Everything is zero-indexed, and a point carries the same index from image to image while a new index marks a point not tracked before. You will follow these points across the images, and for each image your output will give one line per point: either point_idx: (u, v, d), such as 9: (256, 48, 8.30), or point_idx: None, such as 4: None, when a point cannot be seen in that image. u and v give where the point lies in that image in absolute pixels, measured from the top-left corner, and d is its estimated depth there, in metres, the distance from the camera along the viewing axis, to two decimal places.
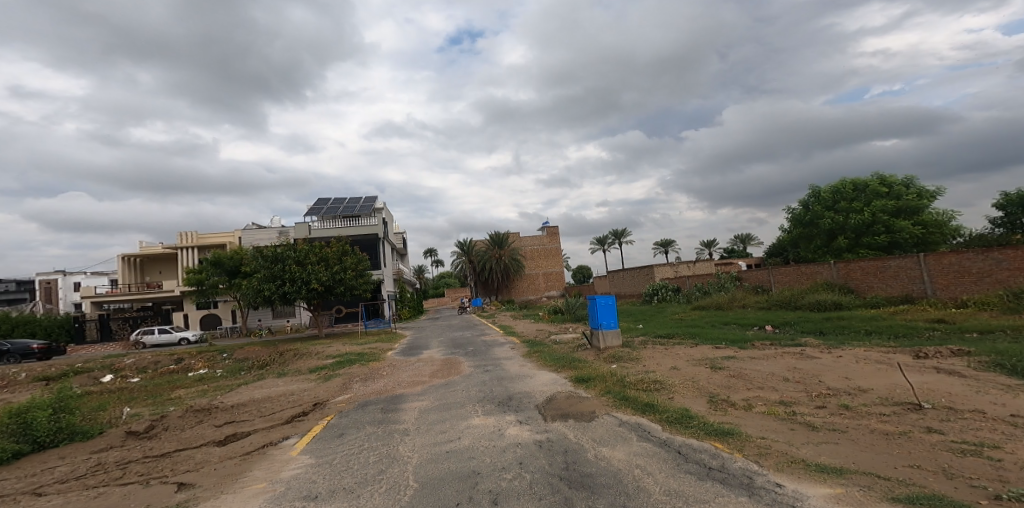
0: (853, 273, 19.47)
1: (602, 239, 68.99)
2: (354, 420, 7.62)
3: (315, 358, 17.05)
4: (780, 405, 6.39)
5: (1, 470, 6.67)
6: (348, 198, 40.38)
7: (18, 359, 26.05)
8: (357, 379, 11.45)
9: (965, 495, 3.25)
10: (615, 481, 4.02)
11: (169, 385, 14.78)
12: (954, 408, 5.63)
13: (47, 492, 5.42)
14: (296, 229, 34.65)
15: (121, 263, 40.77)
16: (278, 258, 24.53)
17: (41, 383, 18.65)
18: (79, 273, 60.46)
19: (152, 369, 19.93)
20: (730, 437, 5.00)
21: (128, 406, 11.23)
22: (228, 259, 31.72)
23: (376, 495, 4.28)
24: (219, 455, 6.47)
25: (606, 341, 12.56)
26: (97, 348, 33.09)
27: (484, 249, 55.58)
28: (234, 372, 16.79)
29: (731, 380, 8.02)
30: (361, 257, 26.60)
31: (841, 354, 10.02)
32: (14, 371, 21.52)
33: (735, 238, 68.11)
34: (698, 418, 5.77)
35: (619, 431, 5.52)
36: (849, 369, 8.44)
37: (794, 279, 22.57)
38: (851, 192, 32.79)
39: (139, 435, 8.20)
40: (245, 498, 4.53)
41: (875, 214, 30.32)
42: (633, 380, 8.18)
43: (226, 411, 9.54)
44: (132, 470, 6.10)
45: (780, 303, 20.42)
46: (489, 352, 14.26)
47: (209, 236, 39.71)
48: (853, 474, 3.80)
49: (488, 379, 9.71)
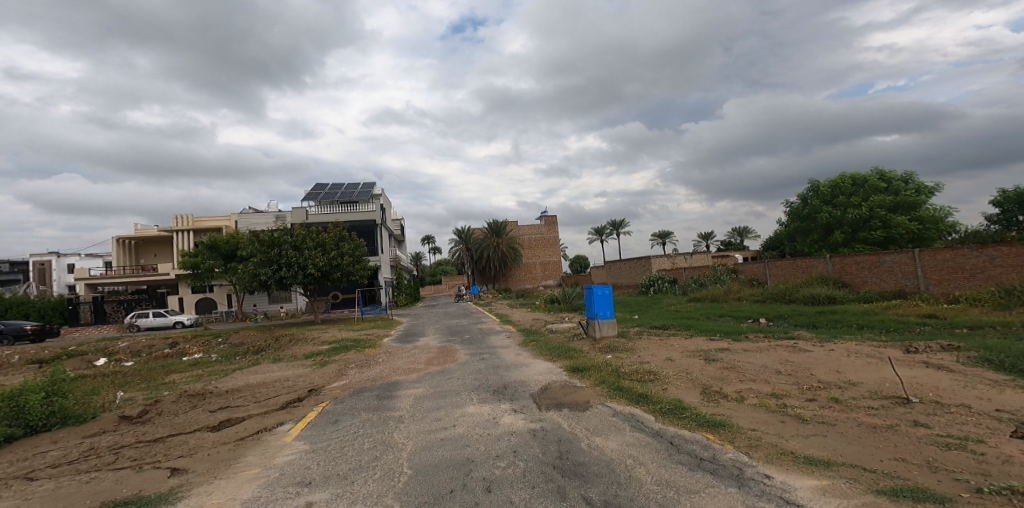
0: (848, 267, 19.59)
1: (599, 229, 68.89)
2: (349, 407, 7.66)
3: (311, 344, 17.10)
4: (771, 397, 6.46)
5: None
6: (346, 184, 40.18)
7: (12, 340, 26.03)
8: (353, 365, 11.51)
9: (947, 488, 3.32)
10: (607, 471, 4.08)
11: (163, 370, 14.79)
12: (941, 402, 5.72)
13: (39, 477, 5.46)
14: (294, 215, 34.51)
15: (116, 245, 40.56)
16: (275, 243, 24.43)
17: (34, 366, 18.65)
18: (73, 254, 59.97)
19: (146, 353, 19.95)
20: (722, 428, 5.07)
21: (122, 390, 11.26)
22: (224, 244, 31.48)
23: (370, 481, 4.35)
24: (212, 440, 6.51)
25: (603, 331, 12.62)
26: (91, 331, 33.03)
27: (483, 237, 55.46)
28: (229, 357, 16.85)
29: (724, 372, 8.09)
30: (359, 244, 26.52)
31: (834, 348, 10.12)
32: (8, 353, 21.54)
33: (733, 231, 68.41)
34: (691, 410, 5.83)
35: (613, 421, 5.58)
36: (841, 363, 8.53)
37: (790, 272, 22.65)
38: (850, 187, 32.80)
39: (132, 420, 8.25)
40: (239, 484, 4.57)
41: (873, 209, 30.32)
42: (628, 370, 8.26)
43: (220, 397, 9.58)
44: (125, 455, 6.14)
45: (774, 296, 20.58)
46: (485, 341, 14.35)
47: (205, 219, 39.52)
48: (840, 466, 3.87)
49: (483, 367, 9.78)
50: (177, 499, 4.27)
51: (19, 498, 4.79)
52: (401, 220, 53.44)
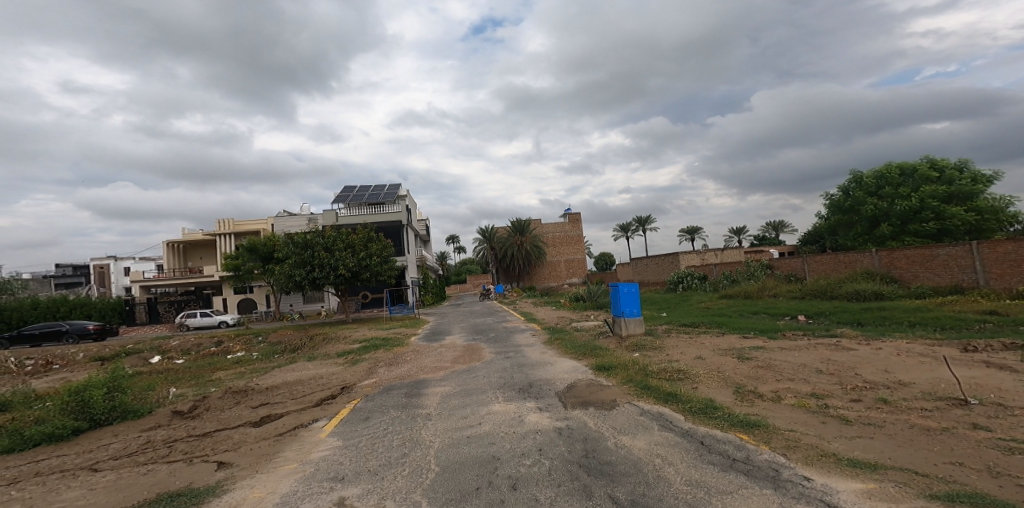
0: (896, 261, 18.46)
1: (624, 226, 67.47)
2: (379, 404, 7.79)
3: (342, 343, 17.52)
4: (812, 397, 6.11)
5: (64, 446, 7.19)
6: (373, 186, 41.07)
7: (76, 339, 27.91)
8: (383, 363, 11.70)
9: (1010, 495, 3.03)
10: (635, 471, 3.95)
11: (209, 367, 15.51)
12: (1005, 404, 5.25)
13: (102, 468, 5.78)
14: (324, 217, 35.60)
15: (166, 249, 42.93)
16: (308, 245, 25.13)
17: (97, 363, 19.98)
18: (129, 258, 64.14)
19: (195, 351, 21.03)
20: (757, 428, 4.83)
21: (174, 387, 11.88)
22: (262, 246, 32.73)
23: (399, 478, 4.36)
24: (254, 435, 6.74)
25: (629, 329, 12.35)
26: (146, 330, 35.12)
27: (507, 236, 55.45)
28: (267, 355, 17.55)
29: (759, 371, 7.75)
30: (387, 244, 26.97)
31: (881, 346, 9.54)
32: (73, 351, 23.17)
33: (766, 225, 65.52)
34: (723, 409, 5.60)
35: (641, 420, 5.41)
36: (889, 362, 8.02)
37: (832, 267, 21.51)
38: (897, 177, 31.02)
39: (183, 415, 8.67)
40: (278, 478, 4.68)
41: (923, 200, 28.51)
42: (656, 369, 8.01)
43: (261, 394, 9.94)
44: (177, 448, 6.44)
45: (814, 293, 19.61)
46: (509, 339, 14.30)
47: (244, 222, 41.20)
48: (888, 469, 3.60)
49: (509, 365, 9.77)
50: (223, 492, 4.41)
51: (86, 487, 5.09)
52: (426, 221, 54.21)
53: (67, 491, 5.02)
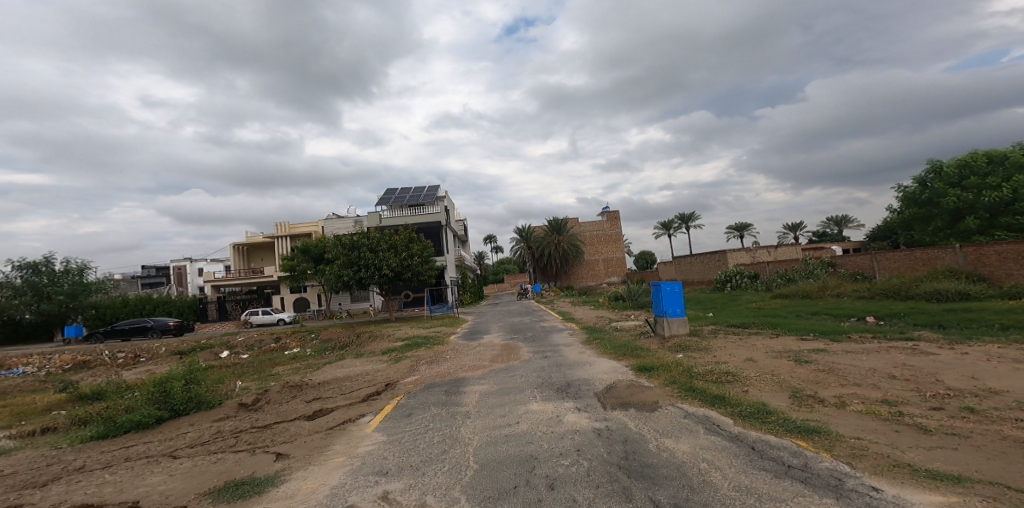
0: (985, 258, 16.57)
1: (666, 223, 65.16)
2: (421, 401, 7.88)
3: (387, 341, 18.03)
4: (882, 404, 5.52)
5: (148, 434, 7.79)
6: (413, 188, 42.02)
7: (159, 334, 30.52)
8: (424, 361, 11.87)
9: None
10: (678, 474, 3.69)
11: (269, 362, 16.42)
12: None
13: (179, 455, 6.20)
14: (369, 219, 36.89)
15: (232, 250, 46.17)
16: (355, 246, 26.11)
17: (176, 357, 21.72)
18: (202, 260, 69.60)
19: (257, 347, 22.40)
20: (818, 435, 4.39)
21: (240, 380, 12.67)
22: (314, 247, 34.37)
23: (439, 474, 4.32)
24: (308, 429, 7.00)
25: (672, 329, 11.81)
26: (217, 326, 37.90)
27: (545, 236, 55.08)
28: (320, 351, 18.33)
29: (819, 375, 7.12)
30: (427, 244, 27.53)
31: (967, 351, 8.52)
32: (155, 345, 25.36)
33: (828, 221, 60.52)
34: (777, 414, 5.16)
35: (685, 423, 5.08)
36: (976, 368, 7.12)
37: (907, 265, 19.61)
38: (985, 166, 27.96)
39: (247, 407, 9.18)
40: (329, 471, 4.78)
41: (1017, 190, 25.49)
42: (701, 371, 7.54)
43: (314, 389, 10.36)
44: (241, 439, 6.80)
45: (885, 293, 17.92)
46: (547, 338, 14.11)
47: (299, 225, 43.49)
48: (976, 483, 3.13)
49: (546, 365, 9.58)
50: (280, 482, 4.55)
51: (165, 473, 5.46)
52: (465, 222, 54.89)
53: (151, 476, 5.40)
